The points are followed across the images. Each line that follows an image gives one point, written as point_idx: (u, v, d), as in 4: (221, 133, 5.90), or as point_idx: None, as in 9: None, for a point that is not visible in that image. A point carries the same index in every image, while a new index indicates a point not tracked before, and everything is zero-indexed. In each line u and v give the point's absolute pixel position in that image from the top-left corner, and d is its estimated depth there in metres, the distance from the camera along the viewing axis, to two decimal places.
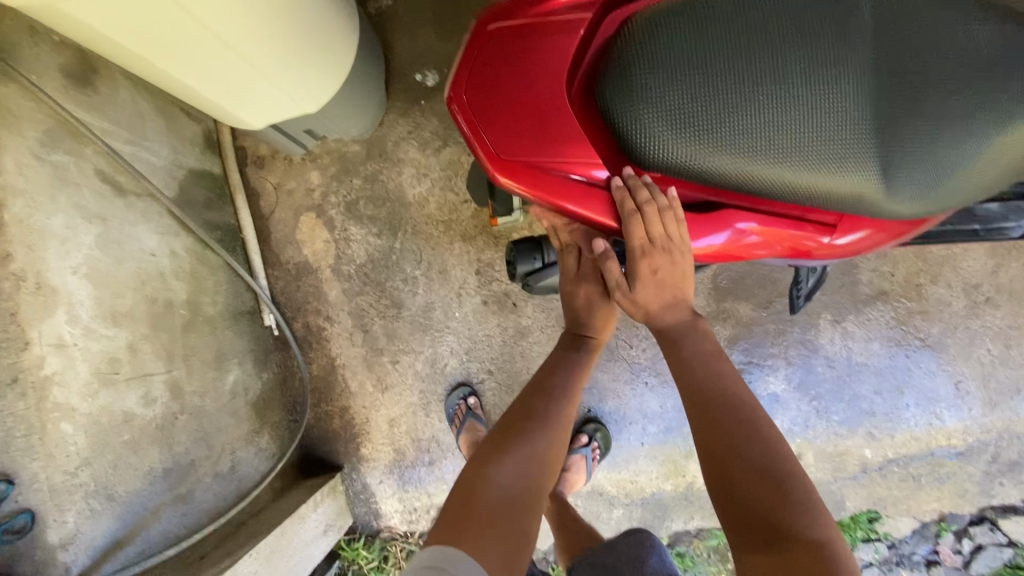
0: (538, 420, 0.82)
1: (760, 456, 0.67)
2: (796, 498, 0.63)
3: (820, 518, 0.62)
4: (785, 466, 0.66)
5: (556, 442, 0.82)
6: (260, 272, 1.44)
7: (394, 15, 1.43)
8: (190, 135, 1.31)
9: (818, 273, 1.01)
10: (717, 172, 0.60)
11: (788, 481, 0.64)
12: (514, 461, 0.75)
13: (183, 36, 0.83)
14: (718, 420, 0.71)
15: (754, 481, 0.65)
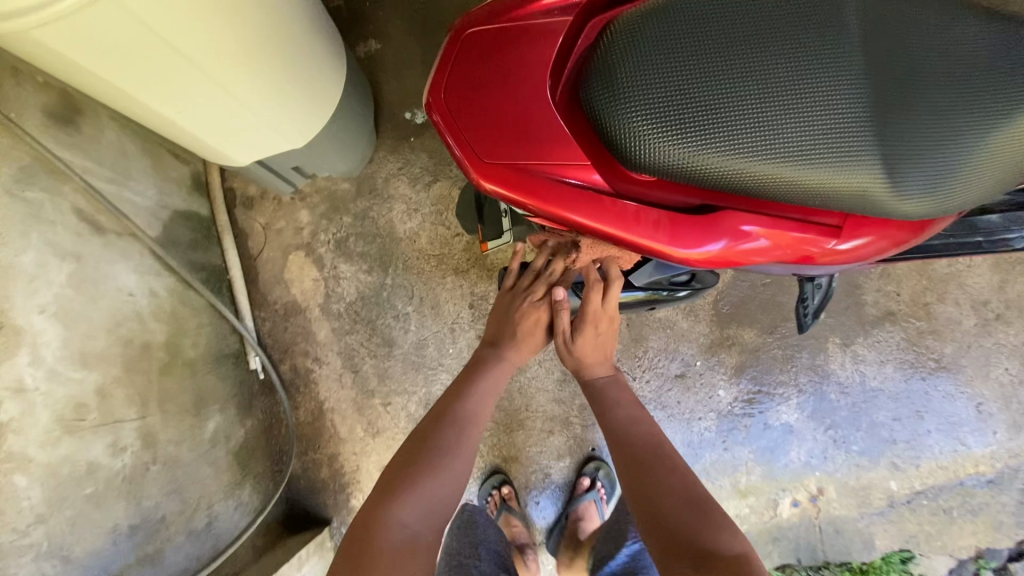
0: (443, 457, 0.85)
1: (680, 491, 0.79)
2: (713, 518, 0.73)
3: (734, 535, 0.71)
4: (698, 495, 0.77)
5: (457, 473, 0.86)
6: (246, 313, 1.39)
7: (383, 59, 1.46)
8: (176, 177, 1.29)
9: (824, 288, 0.96)
10: (711, 173, 0.57)
11: (705, 506, 0.75)
12: (416, 502, 0.79)
13: (166, 67, 0.81)
14: (645, 466, 0.84)
15: (679, 504, 0.76)
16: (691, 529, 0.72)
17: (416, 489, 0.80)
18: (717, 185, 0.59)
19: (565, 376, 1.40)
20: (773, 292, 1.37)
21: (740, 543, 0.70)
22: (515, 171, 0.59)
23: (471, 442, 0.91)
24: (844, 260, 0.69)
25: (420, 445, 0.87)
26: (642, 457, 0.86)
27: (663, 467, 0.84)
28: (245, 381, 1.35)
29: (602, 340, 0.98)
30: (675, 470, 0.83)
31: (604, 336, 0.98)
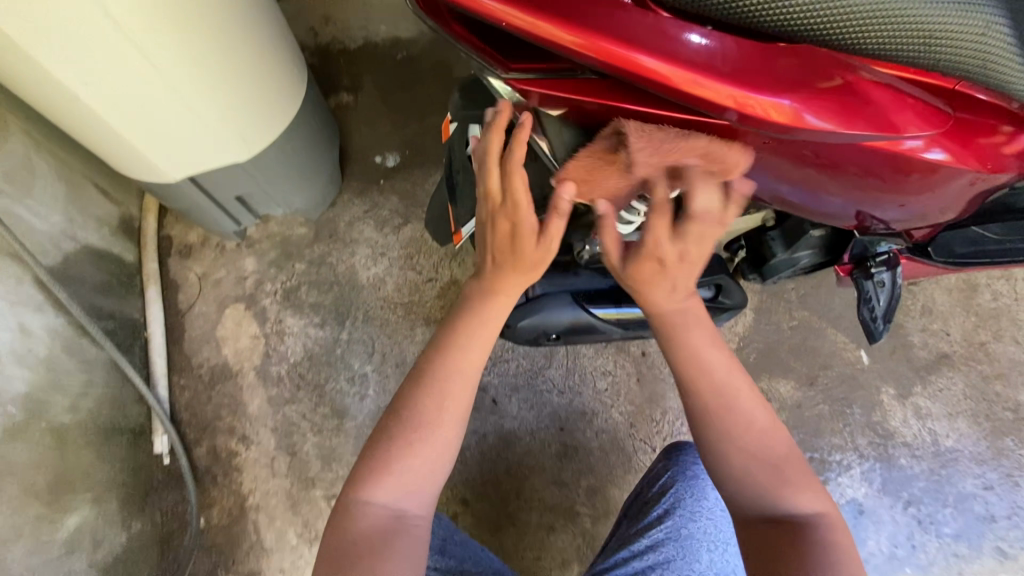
0: (420, 427, 0.59)
1: (750, 447, 0.59)
2: (794, 482, 0.58)
3: (814, 493, 0.58)
4: (777, 452, 0.59)
5: (447, 442, 0.60)
6: (160, 379, 1.11)
7: (353, 108, 1.35)
8: (98, 212, 1.09)
9: (888, 286, 0.80)
10: (784, 1, 0.39)
11: (783, 465, 0.59)
12: (394, 484, 0.59)
13: (76, 20, 0.66)
14: (706, 416, 0.60)
15: (751, 465, 0.59)
16: (761, 496, 0.58)
17: (392, 471, 0.59)
18: (787, 27, 0.41)
19: (566, 450, 1.10)
20: (806, 337, 1.15)
21: (823, 503, 0.58)
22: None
23: (459, 403, 0.60)
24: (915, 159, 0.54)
25: (392, 409, 0.61)
26: (700, 403, 0.60)
27: (732, 410, 0.59)
28: (143, 468, 1.04)
29: (676, 278, 0.53)
30: (753, 425, 0.60)
31: (680, 277, 0.53)
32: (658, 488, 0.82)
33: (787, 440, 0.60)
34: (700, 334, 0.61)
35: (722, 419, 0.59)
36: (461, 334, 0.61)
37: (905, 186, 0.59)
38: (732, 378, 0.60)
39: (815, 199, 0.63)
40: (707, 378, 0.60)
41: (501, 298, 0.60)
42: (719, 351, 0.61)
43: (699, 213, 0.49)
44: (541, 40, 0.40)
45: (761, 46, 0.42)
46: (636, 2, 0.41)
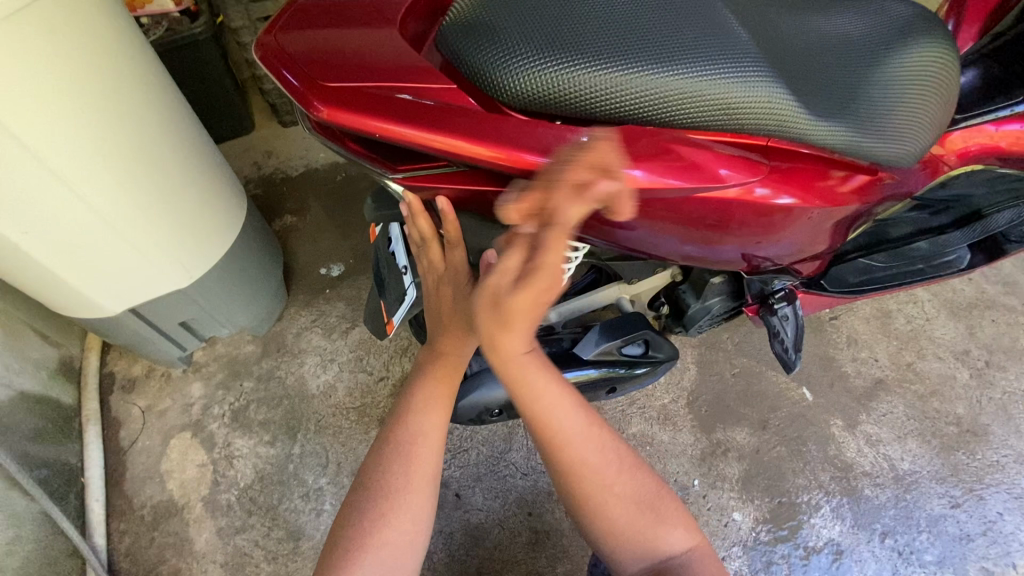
0: (393, 494, 0.59)
1: (624, 498, 0.64)
2: (664, 523, 0.65)
3: (681, 530, 0.66)
4: (649, 496, 0.66)
5: (420, 507, 0.60)
6: (96, 528, 1.04)
7: (296, 227, 1.43)
8: (35, 357, 1.08)
9: (792, 318, 0.88)
10: (608, 95, 0.50)
11: (658, 506, 0.66)
12: (376, 559, 0.56)
13: (13, 175, 0.73)
14: (580, 471, 0.63)
15: (624, 515, 0.64)
16: (637, 551, 0.65)
17: (369, 549, 0.57)
18: (618, 113, 0.51)
19: (538, 537, 1.06)
20: (748, 382, 1.20)
21: (689, 538, 0.66)
22: (366, 95, 0.47)
23: (431, 461, 0.62)
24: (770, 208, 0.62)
25: (359, 484, 0.61)
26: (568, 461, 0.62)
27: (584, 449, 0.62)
28: None
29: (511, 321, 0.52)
30: (620, 473, 0.64)
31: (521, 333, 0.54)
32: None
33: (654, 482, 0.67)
34: (549, 394, 0.60)
35: (594, 473, 0.63)
36: (422, 397, 0.64)
37: (772, 225, 0.67)
38: (575, 420, 0.62)
39: (710, 250, 0.70)
40: (569, 435, 0.62)
41: (453, 358, 0.66)
42: (568, 400, 0.62)
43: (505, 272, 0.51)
44: (413, 143, 0.47)
45: (610, 130, 0.51)
46: (490, 107, 0.50)
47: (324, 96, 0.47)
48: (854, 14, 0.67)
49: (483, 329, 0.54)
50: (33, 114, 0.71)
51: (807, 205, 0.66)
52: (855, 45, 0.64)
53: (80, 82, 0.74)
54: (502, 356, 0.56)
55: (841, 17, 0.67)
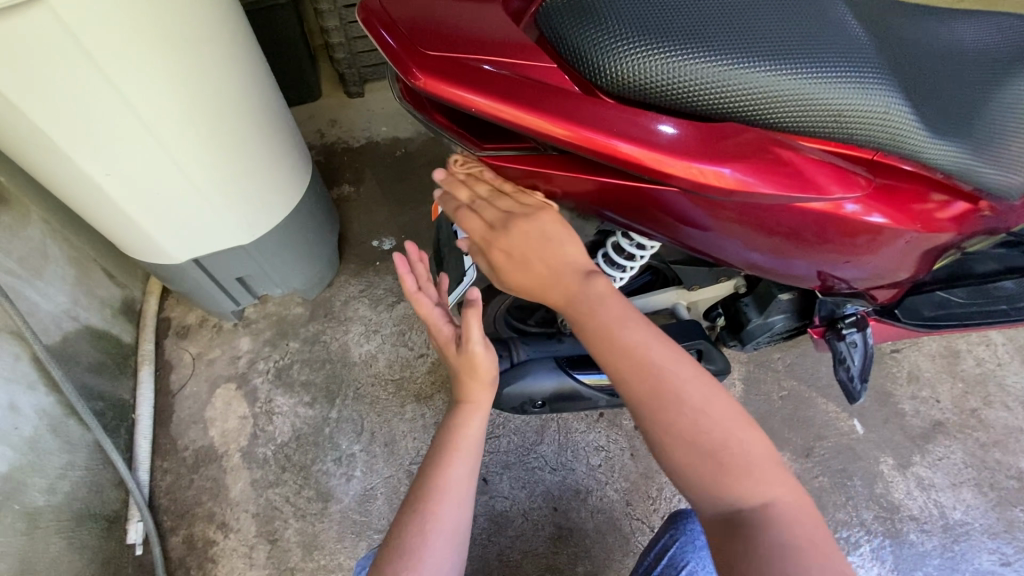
0: (413, 552, 0.57)
1: (695, 438, 0.49)
2: (742, 466, 0.49)
3: (760, 480, 0.49)
4: (718, 436, 0.49)
5: (441, 558, 0.58)
6: (142, 463, 1.08)
7: (353, 197, 1.45)
8: (102, 294, 1.14)
9: (861, 346, 0.83)
10: (713, 89, 0.47)
11: (722, 446, 0.49)
12: None
13: (106, 119, 0.76)
14: (652, 408, 0.50)
15: (693, 455, 0.49)
16: (704, 492, 0.49)
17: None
18: (719, 109, 0.48)
19: (560, 532, 1.04)
20: (796, 407, 1.15)
21: (772, 492, 0.49)
22: (462, 67, 0.45)
23: (455, 511, 0.61)
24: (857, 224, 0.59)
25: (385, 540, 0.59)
26: (639, 396, 0.51)
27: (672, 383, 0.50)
28: (113, 561, 0.97)
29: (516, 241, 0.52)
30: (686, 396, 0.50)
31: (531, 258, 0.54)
32: (666, 563, 0.79)
33: (730, 415, 0.50)
34: (630, 330, 0.53)
35: (668, 413, 0.50)
36: (447, 453, 0.63)
37: (857, 248, 0.63)
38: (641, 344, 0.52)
39: (781, 262, 0.66)
40: (658, 379, 0.51)
41: (469, 407, 0.65)
42: (639, 328, 0.53)
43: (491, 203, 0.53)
44: (501, 118, 0.45)
45: (705, 123, 0.48)
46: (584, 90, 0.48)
47: (422, 64, 0.46)
48: (978, 26, 0.62)
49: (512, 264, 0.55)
50: (131, 63, 0.73)
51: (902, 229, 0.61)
52: (981, 61, 0.59)
53: (177, 36, 0.76)
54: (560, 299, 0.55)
55: (964, 27, 0.62)
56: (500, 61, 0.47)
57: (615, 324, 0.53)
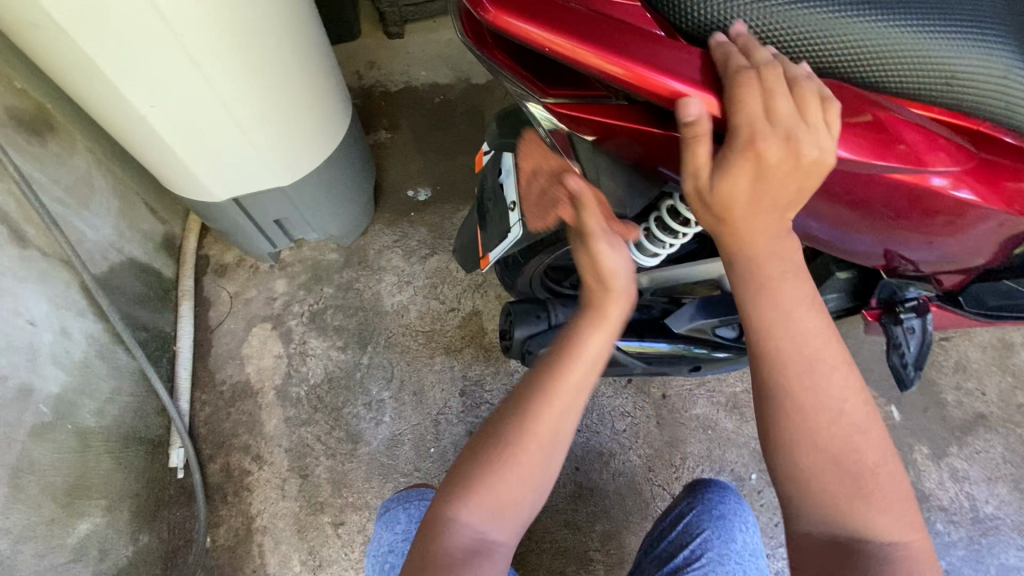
0: (512, 446, 0.52)
1: (831, 426, 0.51)
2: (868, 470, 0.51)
3: (894, 517, 0.52)
4: (852, 425, 0.51)
5: (532, 463, 0.52)
6: (182, 393, 1.12)
7: (390, 144, 1.42)
8: (144, 228, 1.15)
9: (918, 333, 0.78)
10: (814, 41, 0.43)
11: (868, 479, 0.51)
12: (482, 500, 0.52)
13: (154, 48, 0.73)
14: (796, 390, 0.51)
15: (828, 473, 0.51)
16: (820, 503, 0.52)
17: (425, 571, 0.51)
18: (813, 62, 0.44)
19: (581, 492, 1.05)
20: None
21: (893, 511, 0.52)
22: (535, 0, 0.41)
23: (561, 419, 0.53)
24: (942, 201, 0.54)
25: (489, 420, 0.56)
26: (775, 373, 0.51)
27: (779, 322, 0.51)
28: (156, 482, 1.02)
29: (779, 197, 0.43)
30: (846, 416, 0.52)
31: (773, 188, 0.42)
32: (679, 529, 0.81)
33: (883, 445, 0.52)
34: (791, 285, 0.51)
35: (807, 398, 0.51)
36: (540, 399, 0.52)
37: (933, 229, 0.58)
38: (824, 350, 0.52)
39: (842, 237, 0.61)
40: (799, 352, 0.51)
41: (598, 312, 0.54)
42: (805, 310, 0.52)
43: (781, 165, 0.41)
44: (575, 61, 0.41)
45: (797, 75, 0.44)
46: (668, 35, 0.44)
47: None
48: None
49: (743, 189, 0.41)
50: None
51: (996, 212, 0.56)
52: None
53: None
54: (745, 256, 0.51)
55: None
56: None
57: (778, 282, 0.51)
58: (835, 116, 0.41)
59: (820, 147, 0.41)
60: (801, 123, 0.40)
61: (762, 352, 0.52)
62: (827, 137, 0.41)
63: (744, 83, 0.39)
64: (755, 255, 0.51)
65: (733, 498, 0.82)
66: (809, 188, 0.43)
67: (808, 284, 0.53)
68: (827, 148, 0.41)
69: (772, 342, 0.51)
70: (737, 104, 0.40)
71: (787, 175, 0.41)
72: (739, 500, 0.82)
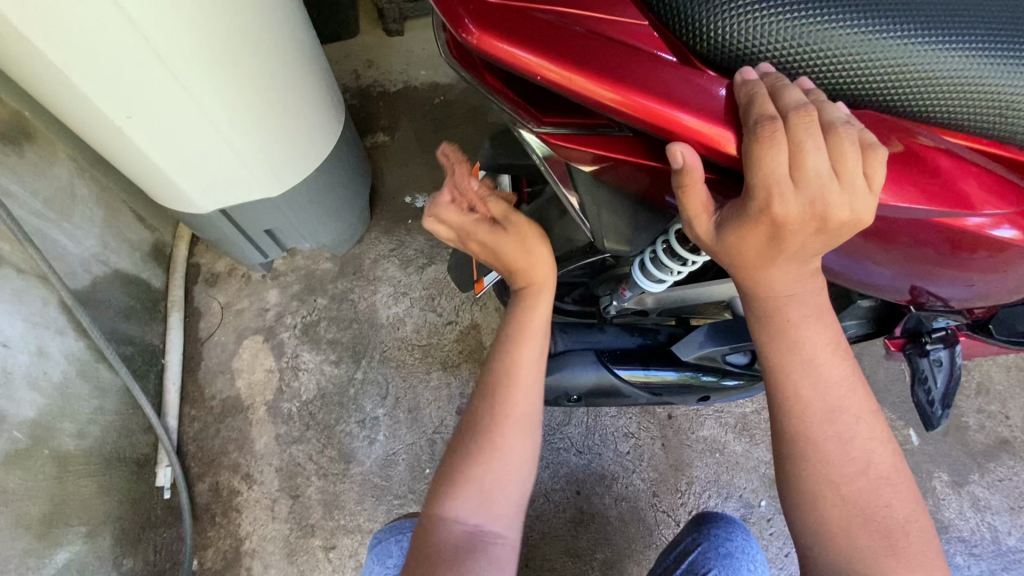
0: (490, 439, 0.58)
1: (850, 480, 0.46)
2: (898, 533, 0.46)
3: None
4: (875, 478, 0.46)
5: (515, 444, 0.59)
6: (170, 409, 1.09)
7: (388, 148, 1.36)
8: (131, 237, 1.11)
9: (946, 365, 0.76)
10: (861, 66, 0.38)
11: (899, 536, 0.45)
12: (474, 494, 0.58)
13: (125, 59, 0.69)
14: (813, 438, 0.46)
15: (857, 530, 0.46)
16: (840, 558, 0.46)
17: None
18: (851, 90, 0.39)
19: (581, 517, 1.01)
20: None
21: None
22: (528, 22, 0.36)
23: (525, 402, 0.59)
24: (982, 241, 0.48)
25: (472, 408, 0.61)
26: (790, 422, 0.47)
27: (797, 373, 0.46)
28: (142, 503, 0.99)
29: (800, 253, 0.39)
30: (873, 467, 0.46)
31: (792, 247, 0.38)
32: (683, 568, 0.76)
33: (913, 497, 0.47)
34: (812, 331, 0.45)
35: (825, 447, 0.46)
36: (500, 385, 0.59)
37: (969, 264, 0.52)
38: (849, 398, 0.46)
39: (862, 268, 0.56)
40: (819, 403, 0.46)
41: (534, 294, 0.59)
42: (831, 358, 0.46)
43: (801, 227, 0.36)
44: (573, 93, 0.36)
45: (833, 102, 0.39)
46: (680, 58, 0.39)
47: (476, 12, 0.35)
48: None
49: (754, 245, 0.38)
50: None
51: None
52: None
53: None
54: (766, 300, 0.44)
55: None
56: (576, 15, 0.37)
57: (797, 327, 0.45)
58: (880, 171, 0.35)
59: (854, 208, 0.36)
60: (833, 182, 0.35)
61: (779, 402, 0.47)
62: (867, 195, 0.36)
63: (766, 137, 0.34)
64: (776, 302, 0.44)
65: (741, 535, 0.78)
66: (837, 242, 0.39)
67: (833, 326, 0.46)
68: (864, 209, 0.36)
69: (789, 391, 0.46)
70: (754, 161, 0.35)
71: (811, 234, 0.37)
72: (746, 536, 0.78)
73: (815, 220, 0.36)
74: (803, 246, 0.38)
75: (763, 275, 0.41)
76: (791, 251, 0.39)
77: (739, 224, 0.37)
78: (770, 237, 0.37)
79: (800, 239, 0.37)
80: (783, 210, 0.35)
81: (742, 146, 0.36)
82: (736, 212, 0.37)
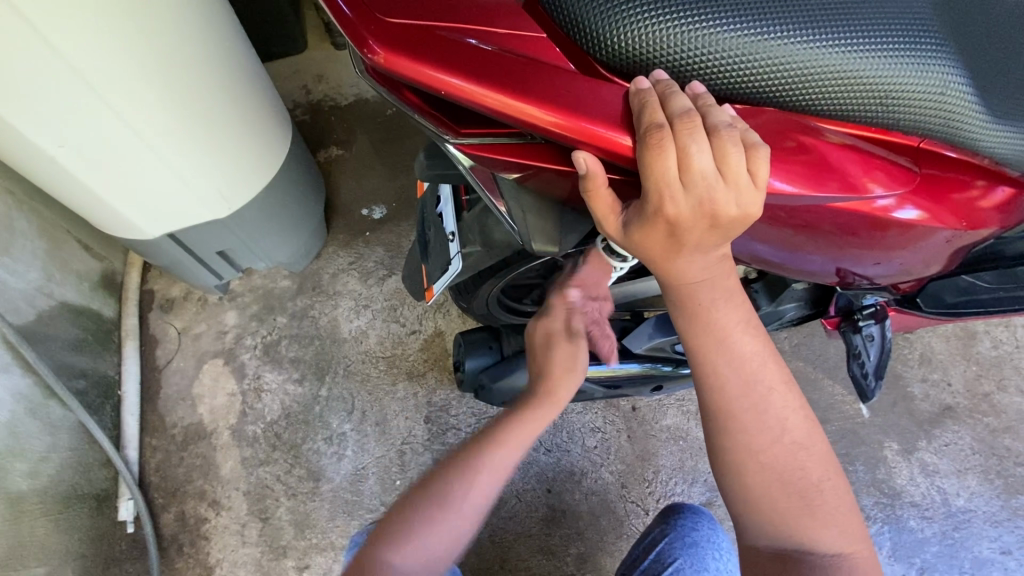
0: (475, 471, 0.59)
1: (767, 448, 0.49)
2: (814, 493, 0.49)
3: (841, 530, 0.49)
4: (790, 444, 0.50)
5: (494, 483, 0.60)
6: (130, 441, 1.06)
7: (342, 162, 1.36)
8: (77, 268, 1.08)
9: (877, 340, 0.80)
10: (746, 67, 0.40)
11: (815, 495, 0.49)
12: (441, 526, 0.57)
13: (55, 91, 0.68)
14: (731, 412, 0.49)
15: (776, 491, 0.49)
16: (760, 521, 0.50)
17: None
18: (742, 89, 0.41)
19: (553, 514, 1.03)
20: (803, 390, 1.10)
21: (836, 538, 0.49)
22: (432, 41, 0.37)
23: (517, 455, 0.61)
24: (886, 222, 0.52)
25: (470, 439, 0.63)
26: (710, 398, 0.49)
27: (715, 354, 0.48)
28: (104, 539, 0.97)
29: (702, 245, 0.42)
30: (788, 433, 0.49)
31: (689, 241, 0.41)
32: (651, 558, 0.78)
33: (825, 458, 0.50)
34: (726, 313, 0.48)
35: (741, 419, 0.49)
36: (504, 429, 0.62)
37: (882, 245, 0.55)
38: (761, 370, 0.49)
39: (787, 257, 0.59)
40: (736, 379, 0.49)
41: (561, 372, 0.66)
42: (746, 336, 0.49)
43: (693, 224, 0.39)
44: (481, 106, 0.37)
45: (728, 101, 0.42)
46: (584, 66, 0.41)
47: (381, 33, 0.37)
48: None
49: (655, 239, 0.41)
50: (74, 26, 0.65)
51: (942, 231, 0.54)
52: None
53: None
54: (680, 287, 0.46)
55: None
56: (480, 33, 0.39)
57: (710, 310, 0.47)
58: (763, 167, 0.38)
59: (740, 206, 0.38)
60: (718, 181, 0.37)
61: (701, 381, 0.49)
62: (751, 190, 0.38)
63: (654, 143, 0.37)
64: (689, 289, 0.46)
65: (707, 524, 0.81)
66: (735, 233, 0.41)
67: (746, 306, 0.49)
68: (751, 202, 0.38)
69: (710, 371, 0.49)
70: (644, 165, 0.37)
71: (706, 229, 0.40)
72: (713, 525, 0.80)
73: (705, 218, 0.39)
74: (700, 240, 0.41)
75: (673, 267, 0.44)
76: (691, 245, 0.41)
77: (639, 221, 0.40)
78: (667, 233, 0.40)
79: (697, 235, 0.40)
80: (676, 207, 0.38)
81: (635, 152, 0.38)
82: (636, 210, 0.40)
